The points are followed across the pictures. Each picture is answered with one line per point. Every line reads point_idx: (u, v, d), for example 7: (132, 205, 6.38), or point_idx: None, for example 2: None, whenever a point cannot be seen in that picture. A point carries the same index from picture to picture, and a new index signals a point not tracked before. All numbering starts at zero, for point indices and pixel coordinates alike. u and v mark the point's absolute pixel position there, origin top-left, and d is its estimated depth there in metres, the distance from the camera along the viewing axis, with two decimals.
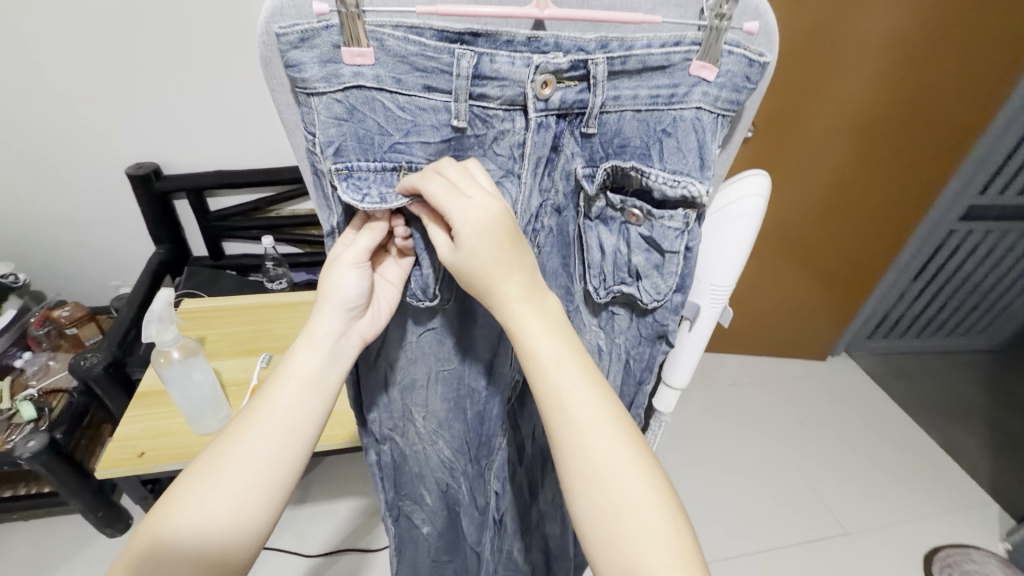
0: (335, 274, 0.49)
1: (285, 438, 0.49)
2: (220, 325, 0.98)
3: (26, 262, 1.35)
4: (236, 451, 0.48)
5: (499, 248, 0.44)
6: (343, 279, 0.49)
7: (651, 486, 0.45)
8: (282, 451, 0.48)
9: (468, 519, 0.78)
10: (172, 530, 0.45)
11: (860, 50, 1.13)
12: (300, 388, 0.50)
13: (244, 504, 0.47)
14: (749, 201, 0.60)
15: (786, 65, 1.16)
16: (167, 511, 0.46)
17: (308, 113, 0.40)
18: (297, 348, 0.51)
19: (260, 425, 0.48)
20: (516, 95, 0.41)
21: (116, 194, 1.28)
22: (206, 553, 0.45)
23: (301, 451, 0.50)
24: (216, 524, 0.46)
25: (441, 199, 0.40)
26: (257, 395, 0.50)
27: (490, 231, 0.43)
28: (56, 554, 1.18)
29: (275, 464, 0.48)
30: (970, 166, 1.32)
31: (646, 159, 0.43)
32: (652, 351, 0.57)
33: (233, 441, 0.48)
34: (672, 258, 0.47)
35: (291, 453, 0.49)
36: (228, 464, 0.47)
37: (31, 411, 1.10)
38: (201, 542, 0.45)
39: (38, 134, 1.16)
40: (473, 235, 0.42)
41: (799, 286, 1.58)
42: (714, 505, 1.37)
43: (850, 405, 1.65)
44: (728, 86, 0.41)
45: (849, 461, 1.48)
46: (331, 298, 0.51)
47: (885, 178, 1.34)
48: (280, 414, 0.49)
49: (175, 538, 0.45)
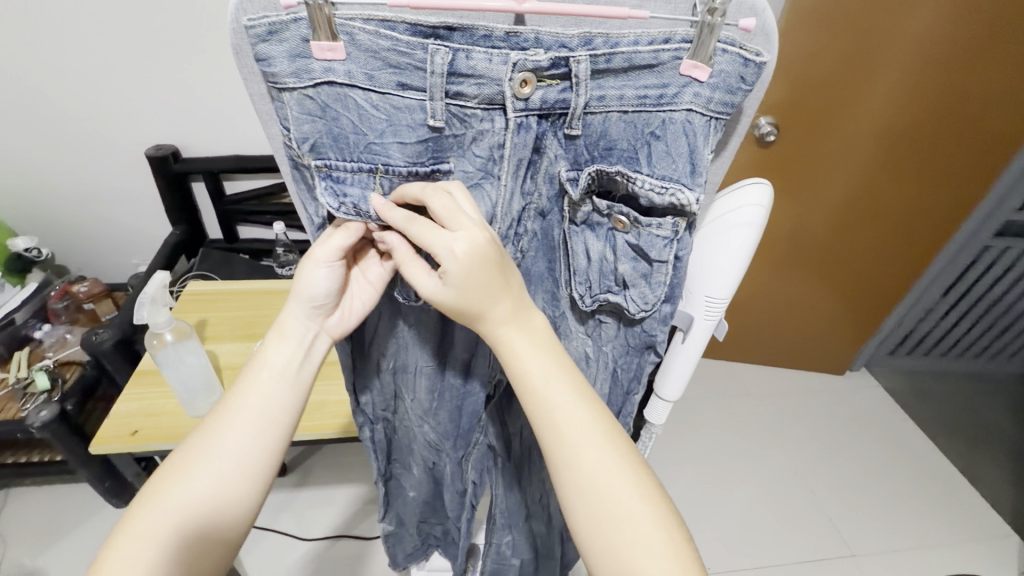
0: (306, 271, 0.49)
1: (261, 430, 0.49)
2: (223, 308, 0.99)
3: (50, 237, 1.39)
4: (208, 449, 0.47)
5: (479, 271, 0.41)
6: (313, 274, 0.49)
7: (641, 494, 0.44)
8: (259, 443, 0.48)
9: (450, 497, 0.78)
10: (148, 526, 0.44)
11: (898, 51, 1.06)
12: (274, 381, 0.50)
13: (223, 495, 0.46)
14: (747, 211, 0.58)
15: (814, 67, 1.10)
16: (141, 508, 0.45)
17: (282, 109, 0.40)
18: (268, 342, 0.51)
19: (235, 418, 0.48)
20: (494, 94, 0.39)
21: (135, 175, 1.30)
22: (185, 549, 0.45)
23: (278, 443, 0.49)
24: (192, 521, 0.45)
25: (427, 240, 0.41)
26: (229, 390, 0.50)
27: (481, 262, 0.41)
28: (66, 520, 1.22)
29: (252, 455, 0.48)
30: (1012, 177, 1.25)
31: (634, 163, 0.41)
32: (640, 362, 0.55)
33: (205, 440, 0.47)
34: (660, 267, 0.45)
35: (268, 443, 0.49)
36: (206, 456, 0.47)
37: (44, 380, 1.15)
38: (177, 536, 0.44)
39: (62, 113, 1.19)
40: (461, 271, 0.41)
41: (819, 295, 1.52)
42: (716, 516, 1.34)
43: (868, 423, 1.59)
44: (722, 86, 0.38)
45: (861, 481, 1.43)
46: (299, 293, 0.51)
47: (915, 188, 1.28)
48: (255, 406, 0.49)
49: (150, 535, 0.44)
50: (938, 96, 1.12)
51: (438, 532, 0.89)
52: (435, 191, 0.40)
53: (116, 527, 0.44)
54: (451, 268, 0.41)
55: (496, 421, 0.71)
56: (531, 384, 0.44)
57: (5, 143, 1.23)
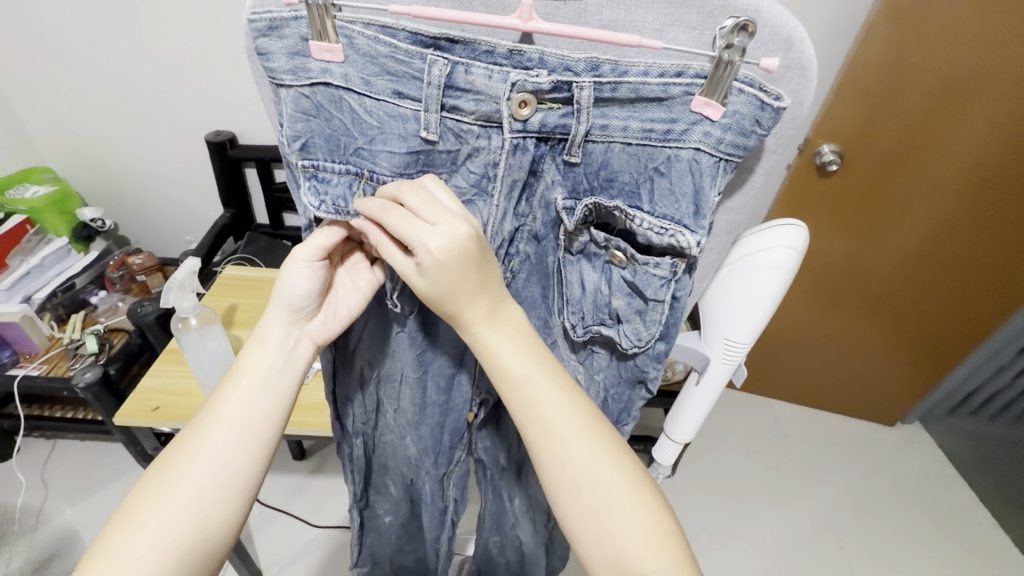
0: (289, 271, 0.51)
1: (243, 438, 0.49)
2: (254, 295, 1.02)
3: (116, 210, 1.49)
4: (190, 461, 0.47)
5: (466, 270, 0.39)
6: (297, 278, 0.51)
7: (627, 476, 0.43)
8: (241, 452, 0.49)
9: (429, 515, 0.76)
10: (133, 545, 0.44)
11: (990, 98, 0.97)
12: (255, 388, 0.51)
13: (208, 504, 0.47)
14: (775, 255, 0.52)
15: (889, 100, 1.02)
16: (122, 530, 0.45)
17: (279, 105, 0.39)
18: (249, 348, 0.52)
19: (216, 428, 0.49)
20: (491, 112, 0.38)
21: (193, 158, 1.37)
22: (174, 560, 0.45)
23: (262, 449, 0.50)
24: (174, 539, 0.45)
25: (402, 231, 0.38)
26: (211, 399, 0.50)
27: (454, 260, 0.39)
28: (102, 477, 1.30)
29: (236, 464, 0.48)
30: None
31: (635, 199, 0.39)
32: (631, 395, 0.52)
33: (187, 453, 0.48)
34: (656, 306, 0.42)
35: (252, 452, 0.49)
36: (189, 469, 0.47)
37: (94, 344, 1.22)
38: (163, 550, 0.44)
39: (134, 96, 1.26)
40: (436, 264, 0.39)
41: (870, 342, 1.42)
42: (732, 562, 1.26)
43: (916, 484, 1.45)
44: (734, 128, 0.35)
45: (897, 545, 1.32)
46: (280, 297, 0.52)
47: (990, 248, 1.17)
48: (237, 415, 0.50)
49: (133, 556, 0.43)
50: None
51: (412, 562, 0.86)
52: (431, 176, 0.40)
53: (93, 551, 0.44)
54: (425, 260, 0.39)
55: (491, 439, 0.71)
56: (525, 394, 0.42)
57: (84, 121, 1.32)
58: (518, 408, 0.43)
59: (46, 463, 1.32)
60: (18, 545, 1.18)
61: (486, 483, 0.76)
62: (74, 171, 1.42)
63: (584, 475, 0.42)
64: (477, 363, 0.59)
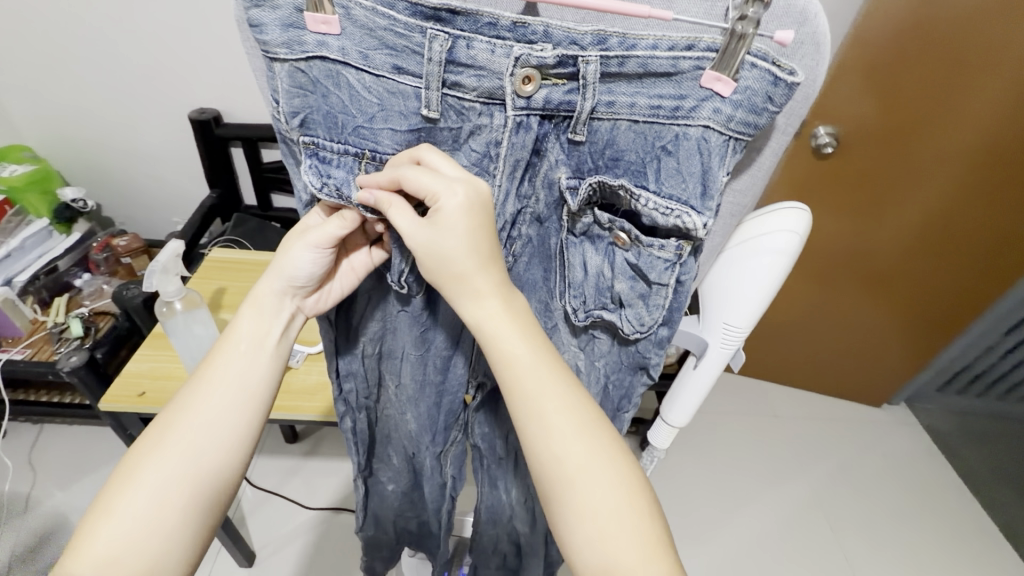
0: (291, 252, 0.51)
1: (235, 398, 0.50)
2: (244, 278, 1.00)
3: (98, 190, 1.45)
4: (183, 422, 0.48)
5: (465, 235, 0.39)
6: (296, 258, 0.50)
7: (621, 486, 0.42)
8: (235, 414, 0.49)
9: (430, 488, 0.75)
10: (131, 500, 0.44)
11: (990, 76, 0.96)
12: (248, 351, 0.52)
13: (203, 464, 0.47)
14: (777, 239, 0.49)
15: (901, 72, 1.01)
16: (119, 488, 0.45)
17: (273, 80, 0.38)
18: (242, 315, 0.53)
19: (208, 389, 0.49)
20: (494, 88, 0.36)
21: (178, 137, 1.33)
22: (170, 517, 0.45)
23: (256, 409, 0.51)
24: (170, 496, 0.45)
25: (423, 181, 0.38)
26: (205, 363, 0.51)
27: (475, 207, 0.39)
28: (92, 461, 1.29)
29: (230, 423, 0.49)
30: None
31: (641, 178, 0.38)
32: (633, 381, 0.51)
33: (179, 413, 0.48)
34: (660, 290, 0.41)
35: (244, 411, 0.50)
36: (185, 430, 0.47)
37: (78, 328, 1.21)
38: (160, 505, 0.45)
39: (114, 71, 1.22)
40: (459, 212, 0.38)
41: (867, 320, 1.43)
42: (722, 539, 1.29)
43: (901, 461, 1.49)
44: (745, 105, 0.33)
45: (882, 524, 1.35)
46: (280, 272, 0.52)
47: (999, 221, 1.15)
48: (230, 379, 0.50)
49: (131, 512, 0.44)
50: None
51: (416, 526, 0.86)
52: (429, 144, 0.39)
53: (91, 510, 0.45)
54: (449, 206, 0.38)
55: (488, 423, 0.69)
56: (524, 390, 0.42)
57: (61, 97, 1.27)
58: (516, 401, 0.42)
59: (33, 448, 1.30)
60: (9, 528, 1.17)
61: (488, 470, 0.74)
62: (53, 149, 1.37)
63: (583, 477, 0.41)
64: (473, 339, 0.58)
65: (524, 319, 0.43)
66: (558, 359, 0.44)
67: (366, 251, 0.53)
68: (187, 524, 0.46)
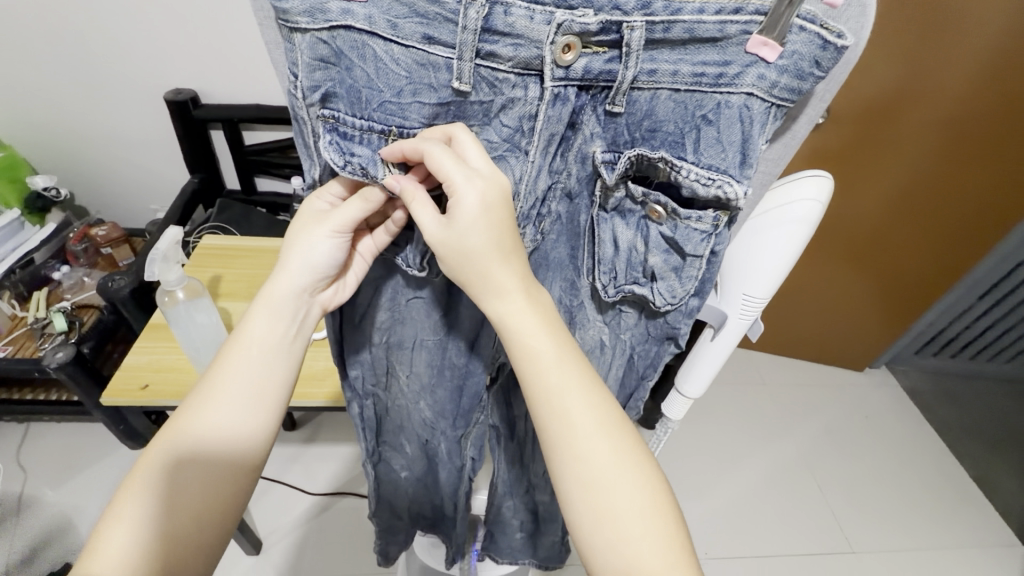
0: (311, 238, 0.49)
1: (250, 401, 0.47)
2: (240, 265, 0.97)
3: (68, 179, 1.37)
4: (195, 425, 0.45)
5: (487, 232, 0.40)
6: (316, 244, 0.49)
7: (643, 484, 0.42)
8: (249, 418, 0.47)
9: (447, 471, 0.76)
10: (147, 504, 0.42)
11: (973, 32, 1.01)
12: (261, 352, 0.49)
13: (216, 467, 0.45)
14: (796, 208, 0.49)
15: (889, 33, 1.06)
16: (132, 493, 0.43)
17: (292, 52, 0.36)
18: (254, 311, 0.50)
19: (221, 392, 0.47)
20: (531, 58, 0.35)
21: (153, 120, 1.27)
22: (184, 517, 0.43)
23: (271, 413, 0.49)
24: (185, 503, 0.44)
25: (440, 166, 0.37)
26: (216, 362, 0.48)
27: (495, 208, 0.39)
28: (85, 458, 1.25)
29: (245, 426, 0.47)
30: None
31: (678, 149, 0.37)
32: (659, 351, 0.53)
33: (190, 416, 0.46)
34: (694, 262, 0.42)
35: (260, 415, 0.48)
36: (197, 428, 0.45)
37: (62, 322, 1.14)
38: (174, 511, 0.43)
39: (82, 50, 1.15)
40: (476, 212, 0.38)
41: (850, 291, 1.48)
42: (719, 503, 1.33)
43: (884, 420, 1.55)
44: (791, 70, 0.33)
45: (869, 480, 1.41)
46: (298, 266, 0.49)
47: (985, 187, 1.19)
48: (244, 381, 0.48)
49: (145, 520, 0.42)
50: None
51: (429, 510, 0.86)
52: (461, 124, 0.39)
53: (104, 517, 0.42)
54: (467, 199, 0.38)
55: (501, 403, 0.71)
56: (546, 385, 0.42)
57: (24, 79, 1.19)
58: (536, 398, 0.43)
59: (21, 447, 1.27)
60: (6, 529, 1.15)
61: (512, 444, 0.75)
62: (17, 135, 1.29)
63: (600, 477, 0.41)
64: (495, 334, 0.57)
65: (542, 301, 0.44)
66: (581, 356, 0.44)
67: (368, 236, 0.51)
68: (202, 531, 0.44)
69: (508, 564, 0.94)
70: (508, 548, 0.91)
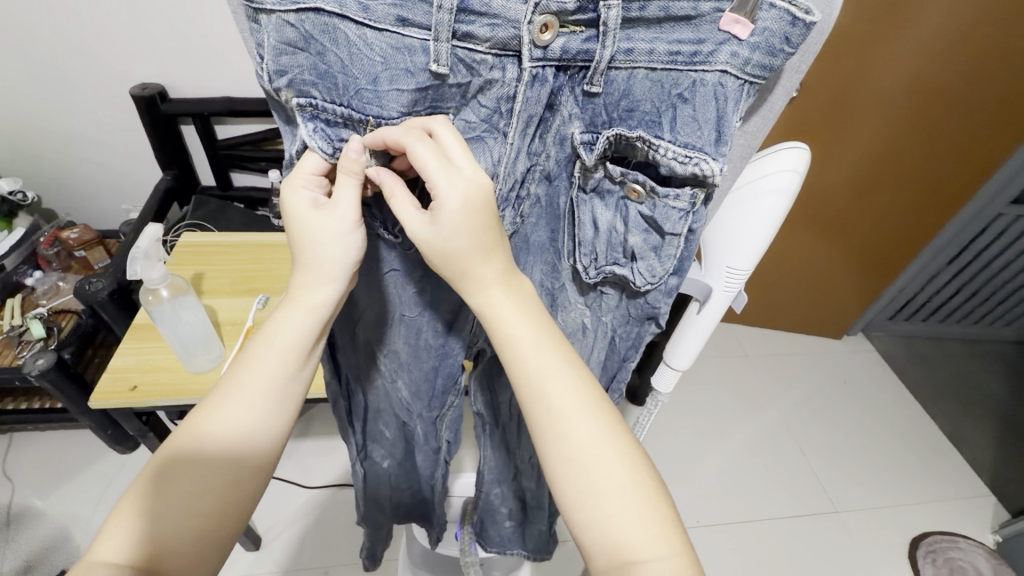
0: (326, 235, 0.44)
1: (271, 404, 0.46)
2: (219, 261, 0.96)
3: (33, 182, 1.33)
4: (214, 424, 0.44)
5: (468, 231, 0.41)
6: (336, 239, 0.45)
7: (624, 458, 0.44)
8: (269, 419, 0.46)
9: (423, 454, 0.79)
10: (166, 500, 0.42)
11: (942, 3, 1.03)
12: (283, 355, 0.46)
13: (235, 468, 0.44)
14: (776, 180, 0.51)
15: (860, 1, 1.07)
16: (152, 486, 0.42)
17: (259, 33, 0.35)
18: (282, 312, 0.47)
19: (243, 394, 0.45)
20: (509, 39, 0.36)
21: (119, 118, 1.23)
22: (197, 517, 0.42)
23: (290, 414, 0.48)
24: (202, 503, 0.43)
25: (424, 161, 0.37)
26: (238, 360, 0.47)
27: (478, 210, 0.40)
28: (73, 465, 1.24)
29: (266, 428, 0.46)
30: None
31: (655, 128, 0.38)
32: (640, 331, 0.54)
33: (211, 413, 0.45)
34: (672, 240, 0.43)
35: (280, 416, 0.47)
36: (218, 425, 0.44)
37: (40, 329, 1.11)
38: (191, 510, 0.42)
39: (35, 44, 1.10)
40: (458, 212, 0.39)
41: (822, 262, 1.52)
42: (707, 473, 1.37)
43: (860, 386, 1.60)
44: (762, 47, 0.34)
45: (849, 442, 1.46)
46: (316, 264, 0.45)
47: (952, 155, 1.24)
48: (265, 383, 0.46)
49: (162, 516, 0.41)
50: (994, 50, 1.07)
51: (410, 497, 0.87)
52: (443, 120, 0.39)
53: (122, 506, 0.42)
54: (448, 198, 0.38)
55: (485, 390, 0.73)
56: (525, 372, 0.43)
57: None
58: (519, 382, 0.44)
59: (6, 457, 1.25)
60: None
61: (498, 430, 0.77)
62: None
63: (586, 456, 0.43)
64: (474, 316, 0.59)
65: (523, 290, 0.45)
66: (561, 338, 0.46)
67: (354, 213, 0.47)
68: (217, 531, 0.43)
69: (495, 551, 0.96)
70: (499, 538, 0.93)
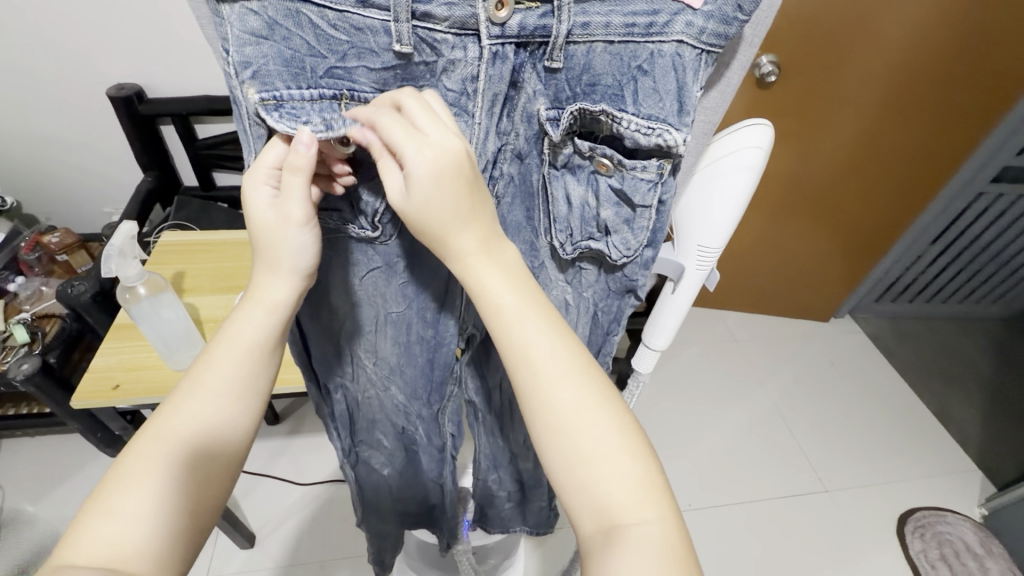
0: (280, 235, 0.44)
1: (239, 398, 0.46)
2: (202, 259, 0.95)
3: (12, 186, 1.31)
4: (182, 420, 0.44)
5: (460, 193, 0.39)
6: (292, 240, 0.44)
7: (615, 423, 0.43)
8: (239, 411, 0.46)
9: (427, 455, 0.80)
10: (132, 495, 0.40)
11: None
12: (248, 349, 0.46)
13: (206, 463, 0.44)
14: (744, 156, 0.51)
15: None
16: (115, 486, 0.40)
17: (221, 26, 0.35)
18: (243, 309, 0.47)
19: (210, 389, 0.45)
20: (467, 17, 0.36)
21: (98, 119, 1.22)
22: (187, 518, 0.42)
23: (256, 408, 0.48)
24: (173, 498, 0.41)
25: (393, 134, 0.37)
26: (202, 359, 0.46)
27: (448, 175, 0.38)
28: (64, 470, 1.23)
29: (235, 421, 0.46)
30: (1004, 130, 1.24)
31: (619, 101, 0.38)
32: (621, 304, 0.55)
33: (177, 410, 0.44)
34: (644, 212, 0.44)
35: (249, 409, 0.47)
36: (187, 421, 0.44)
37: (24, 334, 1.09)
38: (161, 506, 0.40)
39: (10, 47, 1.08)
40: (428, 179, 0.38)
41: (807, 246, 1.53)
42: (699, 456, 1.39)
43: (849, 367, 1.62)
44: (716, 16, 0.35)
45: (839, 421, 1.48)
46: (275, 262, 0.45)
47: (931, 133, 1.26)
48: (232, 377, 0.46)
49: (126, 513, 0.39)
50: (974, 23, 1.08)
51: (416, 507, 0.88)
52: (410, 91, 0.38)
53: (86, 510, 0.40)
54: (412, 163, 0.37)
55: (476, 374, 0.73)
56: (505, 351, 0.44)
57: None
58: (507, 356, 0.43)
59: None
60: None
61: (490, 415, 0.78)
62: None
63: (573, 424, 0.42)
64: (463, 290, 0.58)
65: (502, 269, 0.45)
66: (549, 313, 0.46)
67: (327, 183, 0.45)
68: (189, 526, 0.42)
69: (499, 533, 0.98)
70: (499, 518, 0.94)
